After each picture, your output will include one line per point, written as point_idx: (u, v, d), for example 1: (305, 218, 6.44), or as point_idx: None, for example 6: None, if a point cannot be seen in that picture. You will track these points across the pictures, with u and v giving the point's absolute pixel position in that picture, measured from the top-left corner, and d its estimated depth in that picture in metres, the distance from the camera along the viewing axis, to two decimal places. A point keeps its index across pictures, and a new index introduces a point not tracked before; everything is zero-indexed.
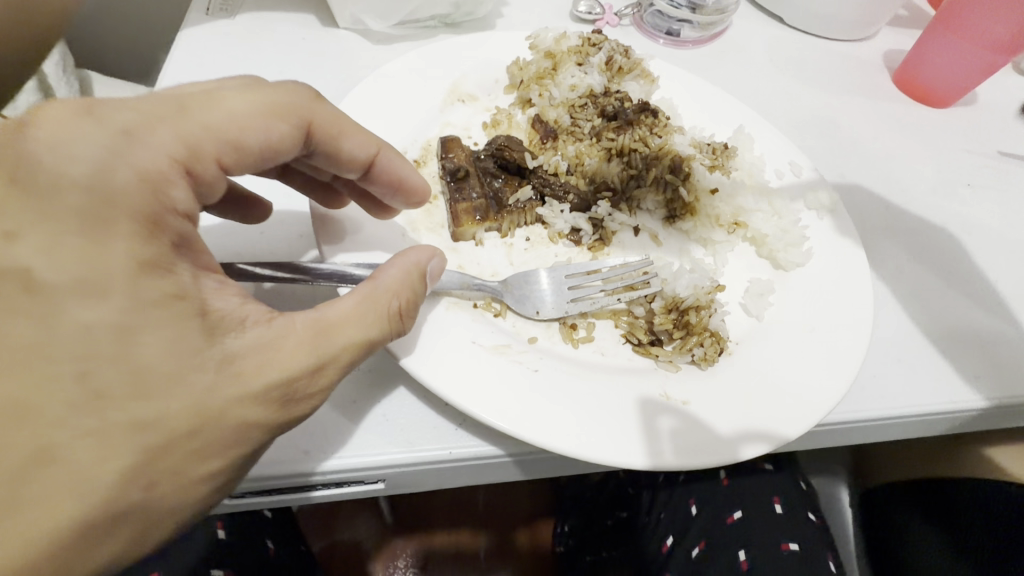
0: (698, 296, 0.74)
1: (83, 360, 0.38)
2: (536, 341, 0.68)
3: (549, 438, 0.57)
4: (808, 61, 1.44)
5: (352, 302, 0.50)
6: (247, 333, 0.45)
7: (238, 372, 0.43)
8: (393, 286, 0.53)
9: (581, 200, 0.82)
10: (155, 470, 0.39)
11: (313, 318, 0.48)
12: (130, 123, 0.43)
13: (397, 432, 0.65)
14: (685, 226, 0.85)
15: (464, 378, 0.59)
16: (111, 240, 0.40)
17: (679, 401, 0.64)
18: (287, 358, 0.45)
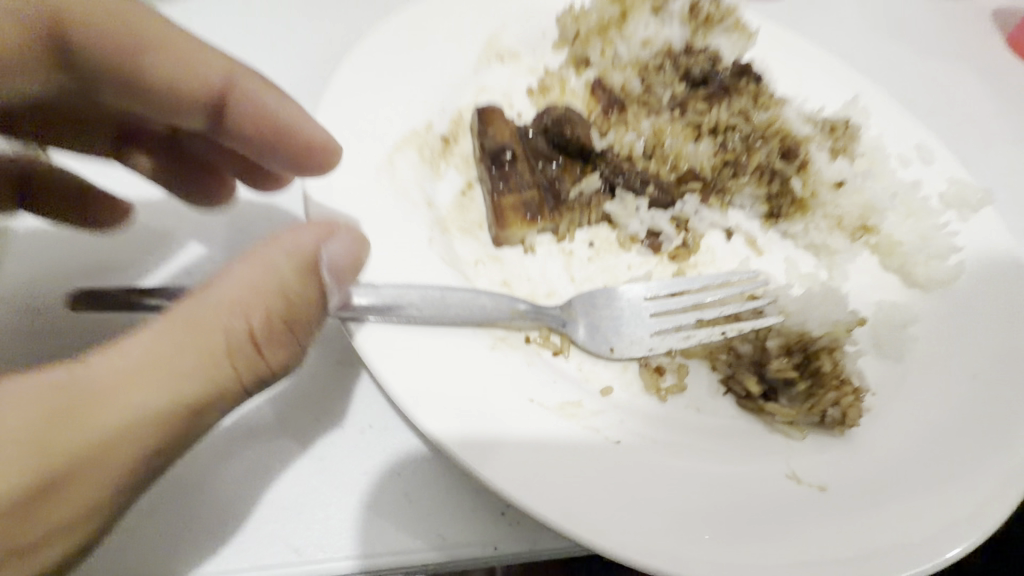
0: (836, 333, 0.56)
1: None
2: (611, 394, 0.50)
3: (644, 556, 0.38)
4: (904, 21, 1.21)
5: (166, 331, 0.35)
6: None
7: None
8: (238, 303, 0.36)
9: (662, 193, 0.62)
10: None
11: (77, 373, 0.33)
12: None
13: (421, 520, 0.46)
14: (792, 228, 0.65)
15: (518, 454, 0.41)
16: None
17: (815, 487, 0.46)
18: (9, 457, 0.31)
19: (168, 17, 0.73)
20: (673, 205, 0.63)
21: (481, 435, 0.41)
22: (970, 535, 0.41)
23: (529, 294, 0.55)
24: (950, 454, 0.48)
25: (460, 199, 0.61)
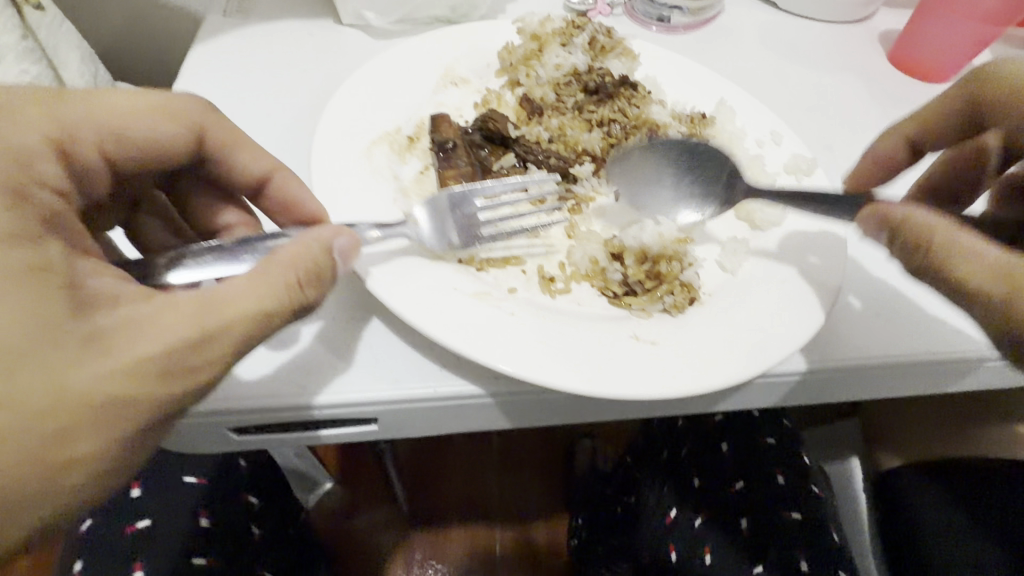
0: (665, 245, 0.80)
1: (76, 345, 0.45)
2: (515, 292, 0.73)
3: (521, 369, 0.62)
4: (803, 41, 1.46)
5: (247, 277, 0.54)
6: (220, 319, 0.53)
7: (222, 358, 0.51)
8: (289, 259, 0.56)
9: (561, 163, 0.88)
10: (126, 440, 0.47)
11: (207, 293, 0.52)
12: (62, 121, 0.57)
13: (386, 373, 0.70)
14: None
15: (444, 315, 0.65)
16: (73, 223, 0.50)
17: (647, 341, 0.68)
18: (262, 344, 0.53)
19: (216, 68, 1.03)
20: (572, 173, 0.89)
21: (419, 305, 0.65)
22: (737, 373, 0.65)
23: None
24: (749, 326, 0.70)
25: (419, 176, 0.86)
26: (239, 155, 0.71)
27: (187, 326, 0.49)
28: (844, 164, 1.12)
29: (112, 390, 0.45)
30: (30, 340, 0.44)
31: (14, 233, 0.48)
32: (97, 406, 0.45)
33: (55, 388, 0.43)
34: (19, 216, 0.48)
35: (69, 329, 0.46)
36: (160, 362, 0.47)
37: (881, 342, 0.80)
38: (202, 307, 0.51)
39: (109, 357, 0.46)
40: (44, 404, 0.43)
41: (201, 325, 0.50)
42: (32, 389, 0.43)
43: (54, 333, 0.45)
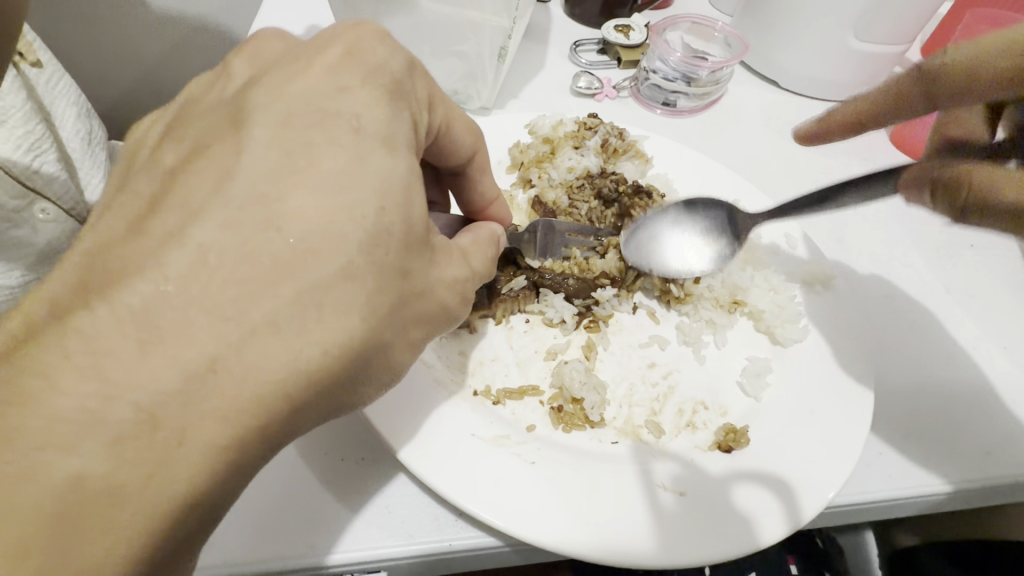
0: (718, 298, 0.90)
1: (251, 264, 0.40)
2: (534, 430, 0.70)
3: (544, 537, 0.58)
4: (806, 122, 1.48)
5: (458, 258, 0.55)
6: (442, 269, 0.51)
7: (415, 293, 0.48)
8: (473, 246, 0.58)
9: (577, 287, 0.86)
10: (322, 385, 0.43)
11: (460, 270, 0.54)
12: (394, 82, 0.49)
13: (397, 523, 0.66)
14: (684, 308, 0.88)
15: (462, 470, 0.62)
16: (375, 156, 0.45)
17: (675, 491, 0.65)
18: (438, 291, 0.51)
19: None
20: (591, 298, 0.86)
21: (435, 458, 0.62)
22: (769, 532, 0.61)
23: (478, 358, 0.77)
24: (778, 471, 0.67)
25: None
26: (480, 178, 0.70)
27: (452, 291, 0.53)
28: (857, 256, 1.10)
29: (341, 363, 0.43)
30: (246, 251, 0.40)
31: (413, 198, 0.46)
32: (318, 389, 0.43)
33: (320, 357, 0.42)
34: (267, 127, 0.44)
35: (366, 300, 0.44)
36: (425, 310, 0.50)
37: (885, 469, 0.78)
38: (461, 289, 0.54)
39: (374, 326, 0.45)
40: (288, 382, 0.40)
41: (454, 292, 0.53)
42: (299, 349, 0.41)
43: (256, 263, 0.40)
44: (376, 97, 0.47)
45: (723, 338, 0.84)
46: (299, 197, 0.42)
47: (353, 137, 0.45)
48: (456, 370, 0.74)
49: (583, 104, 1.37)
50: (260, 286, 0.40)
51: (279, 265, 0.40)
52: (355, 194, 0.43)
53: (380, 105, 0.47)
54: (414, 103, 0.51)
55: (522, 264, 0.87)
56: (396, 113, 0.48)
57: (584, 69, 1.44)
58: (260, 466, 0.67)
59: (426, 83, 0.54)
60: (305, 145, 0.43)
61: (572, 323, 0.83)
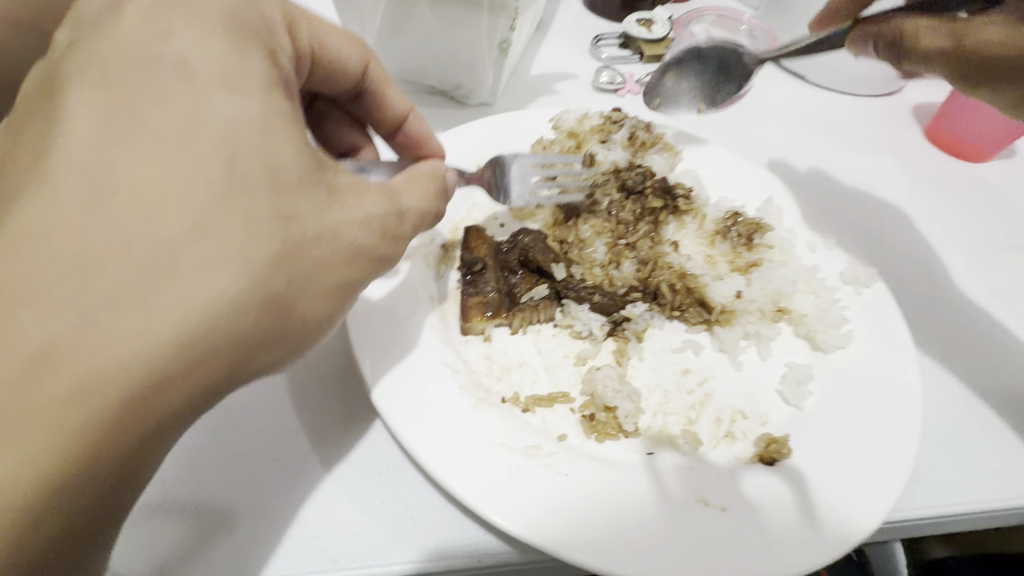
0: (756, 316, 0.85)
1: (107, 226, 0.38)
2: (565, 440, 0.67)
3: (580, 552, 0.54)
4: (835, 119, 1.43)
5: (374, 189, 0.54)
6: (343, 205, 0.50)
7: (303, 224, 0.46)
8: (406, 186, 0.58)
9: (606, 301, 0.82)
10: (212, 338, 0.41)
11: (376, 203, 0.53)
12: (217, 16, 0.47)
13: (419, 536, 0.61)
14: (728, 324, 0.83)
15: (491, 482, 0.59)
16: (213, 95, 0.44)
17: (718, 506, 0.61)
18: (340, 221, 0.49)
19: None
20: (620, 315, 0.81)
21: (464, 469, 0.59)
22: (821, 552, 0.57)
23: (505, 364, 0.74)
24: (827, 487, 0.63)
25: (456, 292, 0.80)
26: (386, 89, 0.72)
27: (368, 226, 0.52)
28: (894, 258, 1.05)
29: (229, 305, 0.41)
30: (94, 209, 0.38)
31: (272, 131, 0.46)
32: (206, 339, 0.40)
33: (195, 301, 0.40)
34: (96, 89, 0.42)
35: (244, 233, 0.42)
36: (327, 246, 0.48)
37: (936, 484, 0.74)
38: (381, 222, 0.53)
39: (261, 271, 0.43)
40: (160, 331, 0.38)
41: (369, 227, 0.52)
42: (171, 297, 0.39)
43: (107, 227, 0.38)
44: (209, 33, 0.46)
45: (767, 349, 0.80)
46: (138, 155, 0.40)
47: (190, 79, 0.44)
48: (483, 377, 0.71)
49: (604, 99, 1.33)
50: (108, 247, 0.38)
51: (133, 210, 0.39)
52: (204, 131, 0.42)
53: (215, 40, 0.46)
54: (264, 33, 0.50)
55: (547, 275, 0.84)
56: (240, 45, 0.47)
57: (606, 64, 1.40)
58: (278, 476, 0.64)
59: (279, 9, 0.55)
60: (152, 91, 0.42)
61: (602, 336, 0.79)
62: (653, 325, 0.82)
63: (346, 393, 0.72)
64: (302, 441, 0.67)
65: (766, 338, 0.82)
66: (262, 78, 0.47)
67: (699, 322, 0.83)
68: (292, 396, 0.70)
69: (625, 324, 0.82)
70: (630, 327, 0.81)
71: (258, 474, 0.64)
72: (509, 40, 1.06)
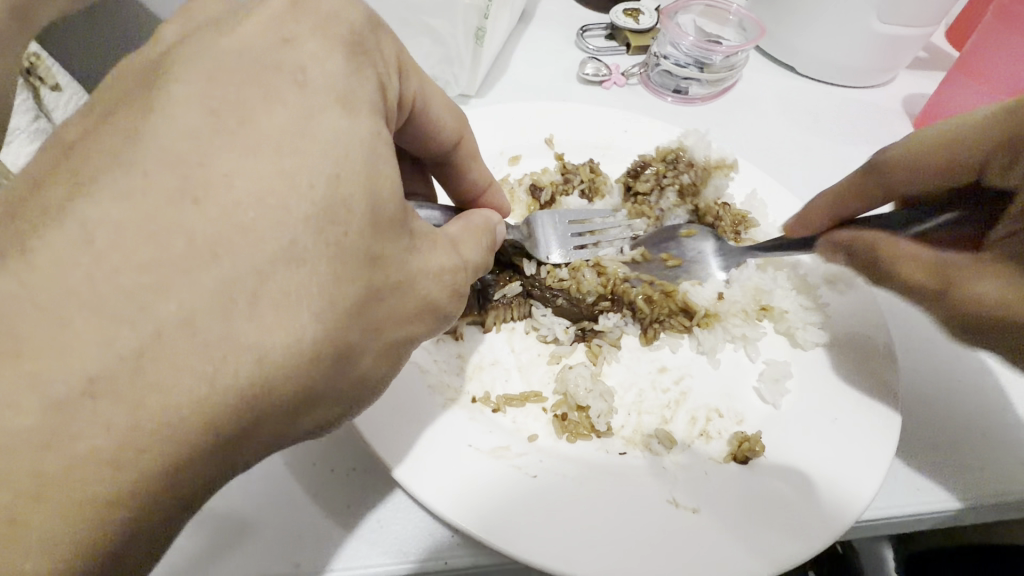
0: (736, 314, 0.82)
1: (159, 276, 0.35)
2: (536, 440, 0.65)
3: (543, 554, 0.53)
4: (824, 110, 1.41)
5: (456, 237, 0.54)
6: (411, 256, 0.47)
7: (368, 279, 0.43)
8: (470, 232, 0.55)
9: (573, 309, 0.78)
10: (265, 409, 0.38)
11: (445, 247, 0.51)
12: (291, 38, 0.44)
13: (389, 540, 0.62)
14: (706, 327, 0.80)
15: (455, 484, 0.57)
16: (281, 135, 0.40)
17: (688, 508, 0.60)
18: (417, 286, 0.47)
19: None
20: (587, 323, 0.79)
21: (431, 475, 0.57)
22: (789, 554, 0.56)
23: (477, 362, 0.72)
24: (799, 489, 0.62)
25: None
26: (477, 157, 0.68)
27: (443, 282, 0.49)
28: None
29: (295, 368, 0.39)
30: (139, 248, 0.35)
31: (366, 163, 0.43)
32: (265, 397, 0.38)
33: (250, 358, 0.37)
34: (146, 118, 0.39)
35: (322, 270, 0.40)
36: (403, 319, 0.46)
37: (913, 483, 0.72)
38: (450, 275, 0.50)
39: (312, 338, 0.39)
40: (209, 383, 0.36)
41: (442, 282, 0.49)
42: (305, 361, 0.39)
43: (155, 272, 0.35)
44: (331, 55, 0.44)
45: (754, 350, 0.78)
46: (204, 188, 0.37)
47: (252, 110, 0.40)
48: (455, 375, 0.70)
49: (589, 92, 1.31)
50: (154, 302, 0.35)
51: (203, 242, 0.36)
52: (281, 167, 0.39)
53: (340, 58, 0.44)
54: (377, 63, 0.48)
55: (518, 270, 0.81)
56: (350, 70, 0.45)
57: (592, 56, 1.38)
58: (244, 479, 0.63)
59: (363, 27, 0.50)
60: (236, 114, 0.40)
61: (567, 340, 0.77)
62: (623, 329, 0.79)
63: None
64: None
65: (752, 341, 0.79)
66: (373, 105, 0.45)
67: (682, 331, 0.80)
68: None
69: (592, 331, 0.79)
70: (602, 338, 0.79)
71: (227, 478, 0.63)
72: (485, 27, 1.03)
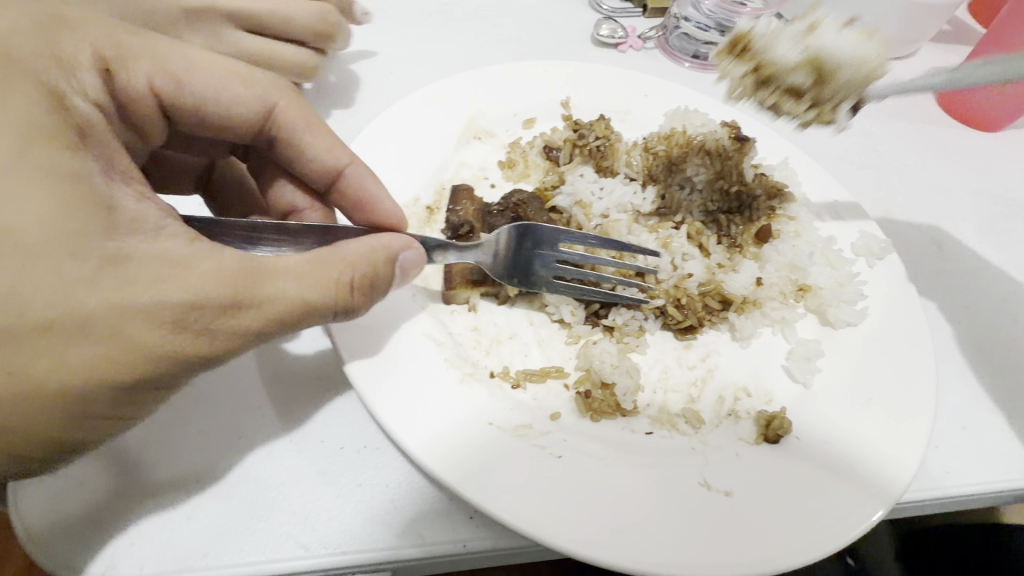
0: (770, 296, 0.76)
1: None
2: (558, 419, 0.62)
3: (574, 540, 0.50)
4: None
5: (296, 259, 0.49)
6: (155, 243, 0.45)
7: (130, 278, 0.43)
8: (350, 259, 0.52)
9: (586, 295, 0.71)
10: (5, 401, 0.41)
11: (245, 259, 0.47)
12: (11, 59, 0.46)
13: (408, 522, 0.57)
14: (740, 318, 0.74)
15: (476, 464, 0.53)
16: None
17: (721, 491, 0.57)
18: (172, 288, 0.43)
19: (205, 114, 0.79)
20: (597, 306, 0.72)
21: (456, 459, 0.53)
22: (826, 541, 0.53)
23: (494, 336, 0.68)
24: (831, 473, 0.59)
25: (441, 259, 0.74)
26: (307, 137, 0.64)
27: (221, 285, 0.45)
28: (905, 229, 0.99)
29: (110, 342, 0.42)
30: None
31: (54, 193, 0.43)
32: (94, 330, 0.42)
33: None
34: None
35: (37, 302, 0.41)
36: (174, 312, 0.43)
37: (941, 465, 0.69)
38: (241, 277, 0.46)
39: (46, 346, 0.41)
40: None
41: (234, 292, 0.45)
42: (43, 351, 0.41)
43: None
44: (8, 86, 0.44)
45: (793, 331, 0.73)
46: None
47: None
48: (470, 349, 0.65)
49: (605, 54, 1.24)
50: None
51: None
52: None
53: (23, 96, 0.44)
54: (49, 77, 0.46)
55: None
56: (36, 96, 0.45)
57: (608, 16, 1.30)
58: (247, 457, 0.58)
59: (85, 46, 0.49)
60: None
61: (577, 322, 0.70)
62: (644, 325, 0.72)
63: (318, 366, 0.65)
64: (273, 418, 0.61)
65: (791, 325, 0.74)
66: (25, 115, 0.44)
67: (718, 321, 0.74)
68: (263, 373, 0.64)
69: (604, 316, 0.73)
70: (618, 331, 0.71)
71: (225, 455, 0.58)
72: None
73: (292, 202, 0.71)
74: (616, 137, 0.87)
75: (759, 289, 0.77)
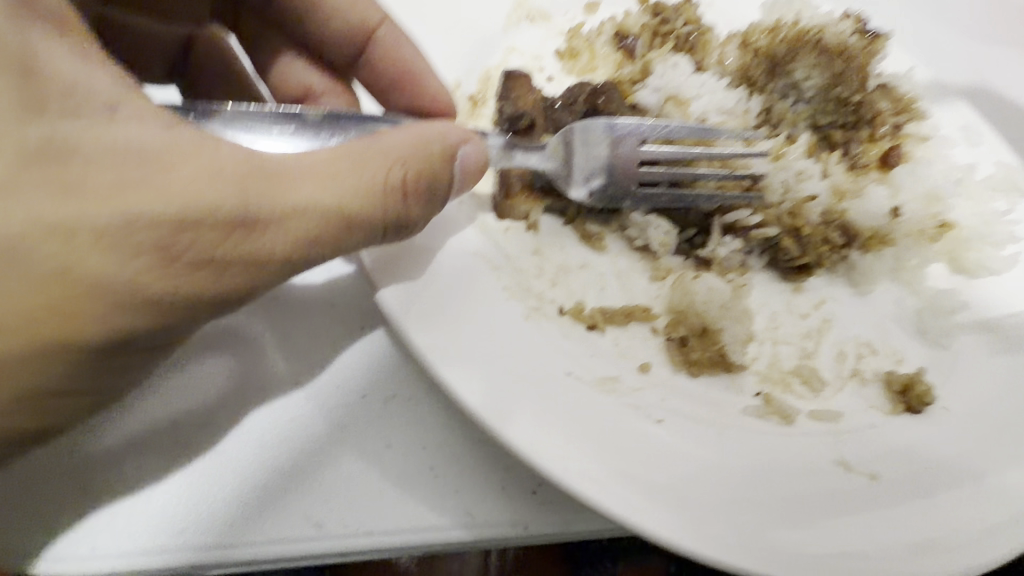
0: (901, 233, 0.61)
1: None
2: (650, 371, 0.48)
3: (688, 533, 0.36)
4: None
5: (325, 152, 0.36)
6: (125, 133, 0.32)
7: (94, 187, 0.31)
8: (398, 153, 0.37)
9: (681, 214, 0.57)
10: None
11: (257, 155, 0.34)
12: None
13: (453, 496, 0.43)
14: (865, 257, 0.59)
15: (554, 426, 0.39)
16: None
17: (865, 475, 0.44)
18: (160, 197, 0.32)
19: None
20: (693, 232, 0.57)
21: (529, 418, 0.39)
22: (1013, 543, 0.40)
23: (561, 263, 0.52)
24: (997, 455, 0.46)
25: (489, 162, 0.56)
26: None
27: (223, 191, 0.33)
28: None
29: (80, 270, 0.31)
30: None
31: None
32: (54, 277, 0.31)
33: None
34: None
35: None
36: (162, 231, 0.32)
37: None
38: (248, 178, 0.33)
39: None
40: None
41: (240, 201, 0.33)
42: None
43: None
44: None
45: (921, 279, 0.59)
46: None
47: None
48: (533, 278, 0.50)
49: None
50: None
51: None
52: None
53: None
54: None
55: None
56: None
57: None
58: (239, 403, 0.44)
59: None
60: None
61: (668, 253, 0.55)
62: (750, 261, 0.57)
63: (329, 290, 0.49)
64: (270, 355, 0.46)
65: (920, 274, 0.59)
66: None
67: (839, 259, 0.59)
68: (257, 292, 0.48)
69: (700, 245, 0.57)
70: (715, 265, 0.56)
71: (210, 399, 0.44)
72: None
73: (306, 83, 0.57)
74: (709, 27, 0.69)
75: (887, 222, 0.61)
